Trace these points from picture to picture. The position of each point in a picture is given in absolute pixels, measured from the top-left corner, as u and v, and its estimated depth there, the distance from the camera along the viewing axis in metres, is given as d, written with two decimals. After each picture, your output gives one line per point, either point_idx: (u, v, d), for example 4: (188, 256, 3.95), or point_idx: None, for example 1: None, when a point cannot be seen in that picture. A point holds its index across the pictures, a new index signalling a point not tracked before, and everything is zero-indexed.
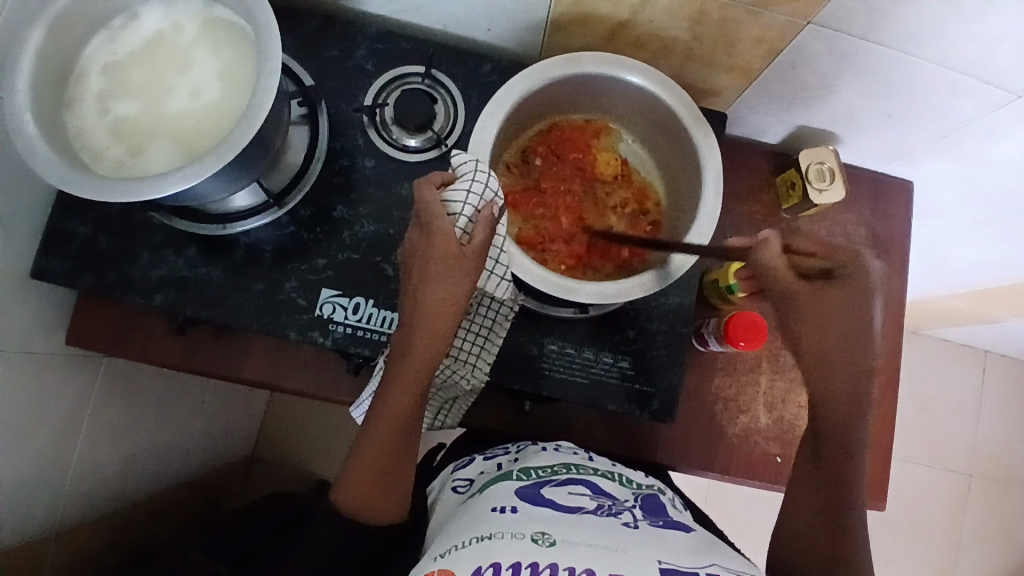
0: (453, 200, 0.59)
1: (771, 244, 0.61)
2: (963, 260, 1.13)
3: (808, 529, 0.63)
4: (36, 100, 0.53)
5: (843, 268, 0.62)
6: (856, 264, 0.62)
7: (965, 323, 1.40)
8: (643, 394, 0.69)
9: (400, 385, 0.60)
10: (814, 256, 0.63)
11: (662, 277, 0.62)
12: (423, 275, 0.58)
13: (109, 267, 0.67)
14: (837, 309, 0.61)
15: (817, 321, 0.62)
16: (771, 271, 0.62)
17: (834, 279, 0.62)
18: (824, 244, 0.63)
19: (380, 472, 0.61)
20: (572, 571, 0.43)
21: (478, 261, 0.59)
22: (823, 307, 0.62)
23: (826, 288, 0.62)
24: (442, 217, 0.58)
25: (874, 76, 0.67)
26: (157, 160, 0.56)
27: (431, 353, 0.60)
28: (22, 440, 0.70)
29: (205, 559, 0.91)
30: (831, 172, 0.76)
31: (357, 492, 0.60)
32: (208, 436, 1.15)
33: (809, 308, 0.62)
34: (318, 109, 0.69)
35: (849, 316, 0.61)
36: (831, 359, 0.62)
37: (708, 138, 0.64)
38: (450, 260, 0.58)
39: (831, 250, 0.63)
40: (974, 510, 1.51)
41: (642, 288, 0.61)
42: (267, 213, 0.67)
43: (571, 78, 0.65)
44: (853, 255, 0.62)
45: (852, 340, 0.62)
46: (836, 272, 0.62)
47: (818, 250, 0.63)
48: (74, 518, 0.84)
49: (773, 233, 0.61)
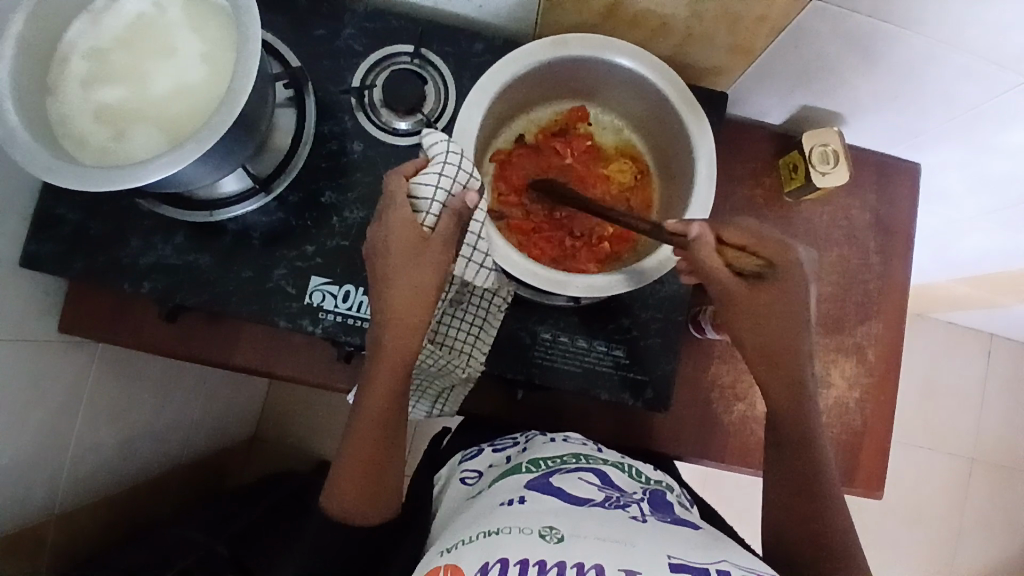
0: (422, 186, 0.58)
1: (704, 241, 0.58)
2: (970, 244, 1.11)
3: (792, 531, 0.61)
4: (17, 86, 0.52)
5: (773, 266, 0.61)
6: (788, 261, 0.60)
7: (971, 308, 1.38)
8: (636, 383, 0.69)
9: (379, 388, 0.59)
10: (750, 253, 0.61)
11: (644, 272, 0.61)
12: (387, 275, 0.58)
13: (98, 253, 0.67)
14: (775, 309, 0.61)
15: (750, 320, 0.62)
16: (705, 270, 0.60)
17: (768, 279, 0.61)
18: (756, 238, 0.61)
19: (368, 479, 0.60)
20: (580, 568, 0.42)
21: (443, 253, 0.58)
22: (758, 306, 0.61)
23: (760, 287, 0.61)
24: (404, 213, 0.57)
25: (881, 58, 0.65)
26: (141, 145, 0.54)
27: (410, 348, 0.59)
28: (18, 426, 0.70)
29: (204, 537, 0.93)
30: (835, 155, 0.74)
31: (346, 496, 0.60)
32: (209, 419, 1.15)
33: (741, 306, 0.61)
34: (305, 91, 0.68)
35: (788, 313, 0.61)
36: (772, 356, 0.62)
37: (701, 124, 0.63)
38: (414, 256, 0.58)
39: (765, 245, 0.61)
40: (975, 494, 1.50)
41: (623, 285, 0.60)
42: (256, 198, 0.66)
43: (560, 63, 0.64)
44: (784, 251, 0.60)
45: (783, 339, 0.61)
46: (769, 270, 0.61)
47: (752, 246, 0.61)
48: (76, 500, 0.85)
49: (703, 229, 0.58)
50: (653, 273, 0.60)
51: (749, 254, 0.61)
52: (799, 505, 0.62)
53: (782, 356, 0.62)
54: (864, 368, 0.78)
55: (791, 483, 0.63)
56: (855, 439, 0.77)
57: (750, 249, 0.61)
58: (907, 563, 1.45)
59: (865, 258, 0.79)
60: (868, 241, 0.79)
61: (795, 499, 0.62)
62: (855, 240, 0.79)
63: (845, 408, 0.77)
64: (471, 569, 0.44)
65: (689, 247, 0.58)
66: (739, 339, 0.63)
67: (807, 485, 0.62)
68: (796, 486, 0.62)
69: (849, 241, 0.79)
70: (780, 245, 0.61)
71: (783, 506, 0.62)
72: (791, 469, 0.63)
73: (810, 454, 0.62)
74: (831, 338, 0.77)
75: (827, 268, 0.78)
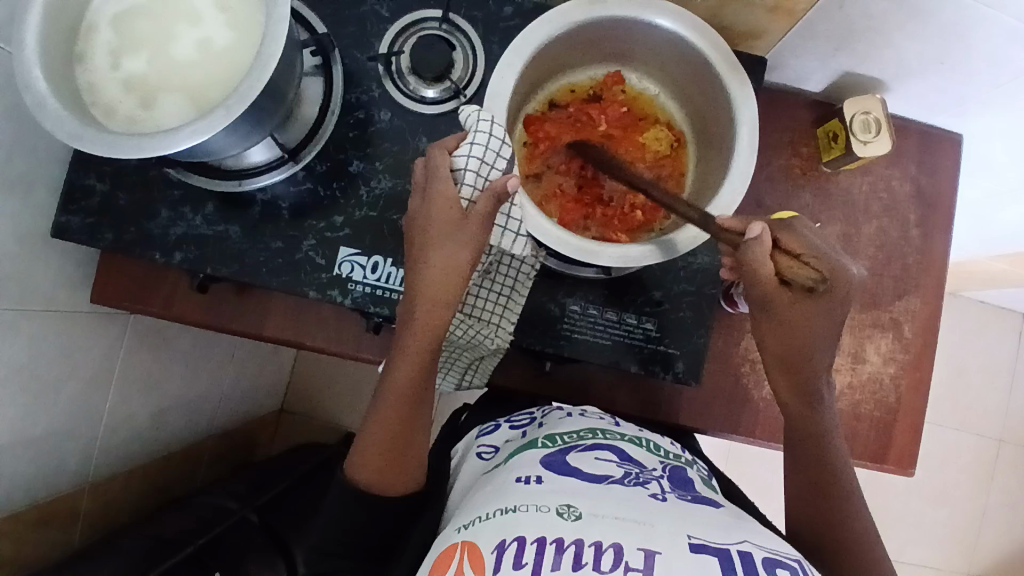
0: (457, 161, 0.57)
1: (762, 243, 0.55)
2: (1010, 221, 1.07)
3: (823, 543, 0.59)
4: (45, 52, 0.51)
5: (825, 282, 0.58)
6: (841, 279, 0.57)
7: (1005, 286, 1.34)
8: (666, 356, 0.68)
9: (413, 357, 0.59)
10: (803, 264, 0.58)
11: (678, 244, 0.58)
12: (424, 243, 0.57)
13: (128, 224, 0.66)
14: (809, 324, 0.60)
15: (779, 327, 0.60)
16: (757, 275, 0.57)
17: (817, 292, 0.59)
18: (813, 249, 0.57)
19: (390, 455, 0.60)
20: (598, 547, 0.42)
21: (480, 231, 0.57)
22: (795, 317, 0.60)
23: (807, 300, 0.59)
24: (444, 183, 0.57)
25: (930, 19, 0.61)
26: (168, 115, 0.54)
27: (438, 325, 0.59)
28: (52, 394, 0.71)
29: (235, 504, 0.95)
30: (877, 122, 0.71)
31: (367, 468, 0.60)
32: (236, 392, 1.17)
33: (777, 315, 0.60)
34: (332, 58, 0.67)
35: (820, 329, 0.60)
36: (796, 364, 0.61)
37: (744, 88, 0.60)
38: (451, 231, 0.57)
39: (818, 259, 0.57)
40: (1001, 476, 1.48)
41: (655, 255, 0.58)
42: (284, 168, 0.65)
43: (595, 22, 0.62)
44: (839, 265, 0.57)
45: (807, 352, 0.61)
46: (819, 284, 0.58)
47: (809, 256, 0.57)
48: (108, 469, 0.88)
49: (764, 233, 0.55)
50: (688, 245, 0.58)
51: (802, 264, 0.58)
52: (820, 506, 0.61)
53: (804, 368, 0.61)
54: (899, 345, 0.76)
55: (817, 494, 0.61)
56: (888, 416, 0.75)
57: (804, 260, 0.58)
58: (929, 543, 1.44)
59: (903, 231, 0.76)
60: (908, 213, 0.76)
61: (820, 511, 0.60)
62: (894, 211, 0.76)
63: (879, 384, 0.75)
64: (487, 547, 0.44)
65: (745, 246, 0.55)
66: (765, 344, 0.62)
67: (830, 494, 0.61)
68: (815, 487, 0.61)
69: (888, 213, 0.76)
70: (834, 262, 0.57)
71: (800, 503, 0.62)
72: (810, 468, 0.62)
73: (825, 453, 0.62)
74: (864, 311, 0.76)
75: (864, 240, 0.76)
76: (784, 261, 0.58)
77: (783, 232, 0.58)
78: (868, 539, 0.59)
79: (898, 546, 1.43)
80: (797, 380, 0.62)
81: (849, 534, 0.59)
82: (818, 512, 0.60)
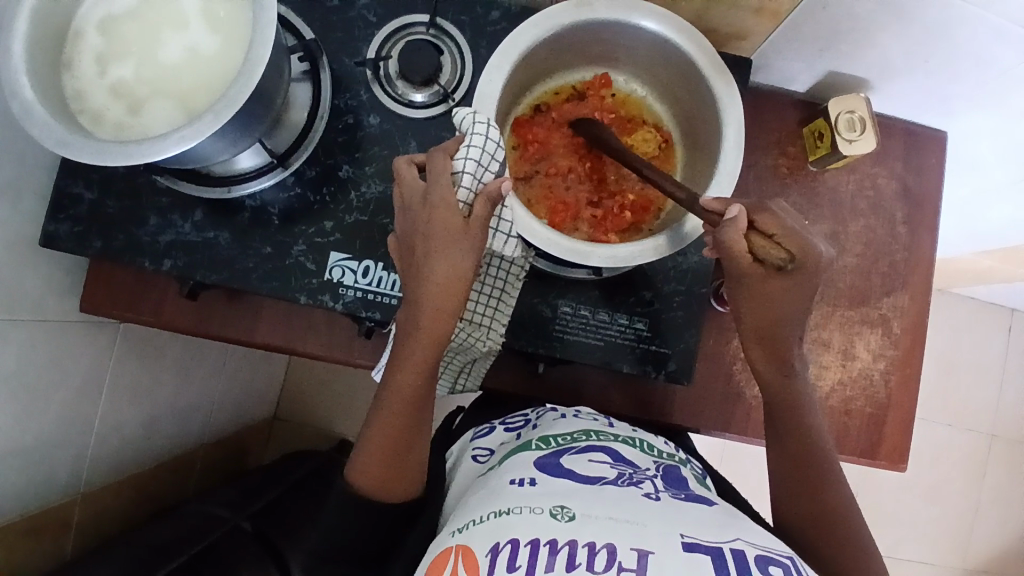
0: (456, 165, 0.57)
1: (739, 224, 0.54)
2: (995, 217, 1.08)
3: (812, 534, 0.59)
4: (32, 60, 0.51)
5: (794, 261, 0.56)
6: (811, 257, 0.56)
7: (992, 282, 1.36)
8: (658, 356, 0.68)
9: (407, 361, 0.59)
10: (774, 243, 0.56)
11: (683, 235, 0.59)
12: (426, 250, 0.56)
13: (117, 232, 0.66)
14: (782, 302, 0.58)
15: (755, 304, 0.59)
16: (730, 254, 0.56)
17: (787, 272, 0.57)
18: (787, 228, 0.56)
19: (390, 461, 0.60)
20: (591, 547, 0.43)
21: (481, 235, 0.57)
22: (768, 294, 0.59)
23: (777, 279, 0.58)
24: (444, 189, 0.56)
25: (912, 18, 0.62)
26: (157, 121, 0.54)
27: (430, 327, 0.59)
28: (41, 404, 0.70)
29: (228, 513, 0.94)
30: (862, 121, 0.72)
31: (370, 476, 0.60)
32: (228, 399, 1.16)
33: (752, 290, 0.59)
34: (320, 63, 0.67)
35: (793, 308, 0.59)
36: (775, 345, 0.61)
37: (730, 89, 0.61)
38: (450, 236, 0.56)
39: (791, 239, 0.56)
40: (992, 471, 1.49)
41: (658, 250, 0.58)
42: (273, 173, 0.65)
43: (582, 26, 0.62)
44: (809, 244, 0.56)
45: (784, 330, 0.60)
46: (789, 265, 0.57)
47: (782, 236, 0.56)
48: (99, 480, 0.87)
49: (741, 214, 0.54)
50: (692, 235, 0.59)
51: (774, 244, 0.56)
52: (808, 496, 0.61)
53: (783, 350, 0.61)
54: (888, 341, 0.76)
55: (803, 483, 0.61)
56: (878, 412, 0.76)
57: (777, 239, 0.56)
58: (923, 539, 1.45)
59: (890, 228, 0.77)
60: (895, 210, 0.77)
61: (808, 501, 0.61)
62: (880, 209, 0.77)
63: (869, 380, 0.76)
64: (481, 550, 0.44)
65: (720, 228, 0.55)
66: (742, 320, 0.61)
67: (816, 482, 0.61)
68: (801, 474, 0.62)
69: (875, 211, 0.77)
70: (805, 241, 0.56)
71: (788, 490, 0.62)
72: (795, 453, 0.62)
73: (809, 441, 0.62)
74: (853, 308, 0.76)
75: (851, 238, 0.76)
76: (756, 240, 0.56)
77: (761, 212, 0.56)
78: (857, 525, 0.59)
79: (892, 542, 1.43)
80: (778, 362, 0.61)
81: (840, 523, 0.59)
82: (806, 501, 0.61)
